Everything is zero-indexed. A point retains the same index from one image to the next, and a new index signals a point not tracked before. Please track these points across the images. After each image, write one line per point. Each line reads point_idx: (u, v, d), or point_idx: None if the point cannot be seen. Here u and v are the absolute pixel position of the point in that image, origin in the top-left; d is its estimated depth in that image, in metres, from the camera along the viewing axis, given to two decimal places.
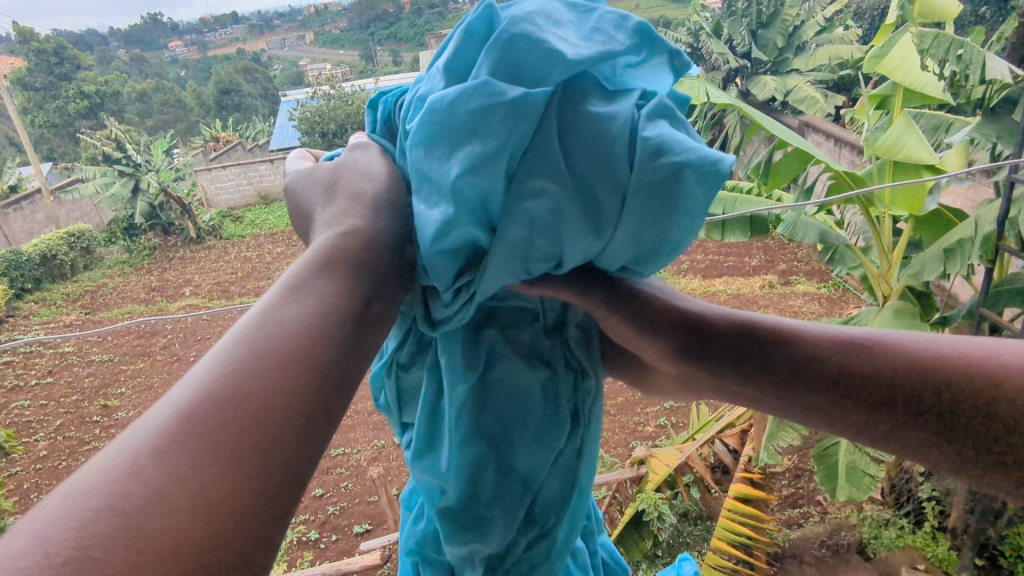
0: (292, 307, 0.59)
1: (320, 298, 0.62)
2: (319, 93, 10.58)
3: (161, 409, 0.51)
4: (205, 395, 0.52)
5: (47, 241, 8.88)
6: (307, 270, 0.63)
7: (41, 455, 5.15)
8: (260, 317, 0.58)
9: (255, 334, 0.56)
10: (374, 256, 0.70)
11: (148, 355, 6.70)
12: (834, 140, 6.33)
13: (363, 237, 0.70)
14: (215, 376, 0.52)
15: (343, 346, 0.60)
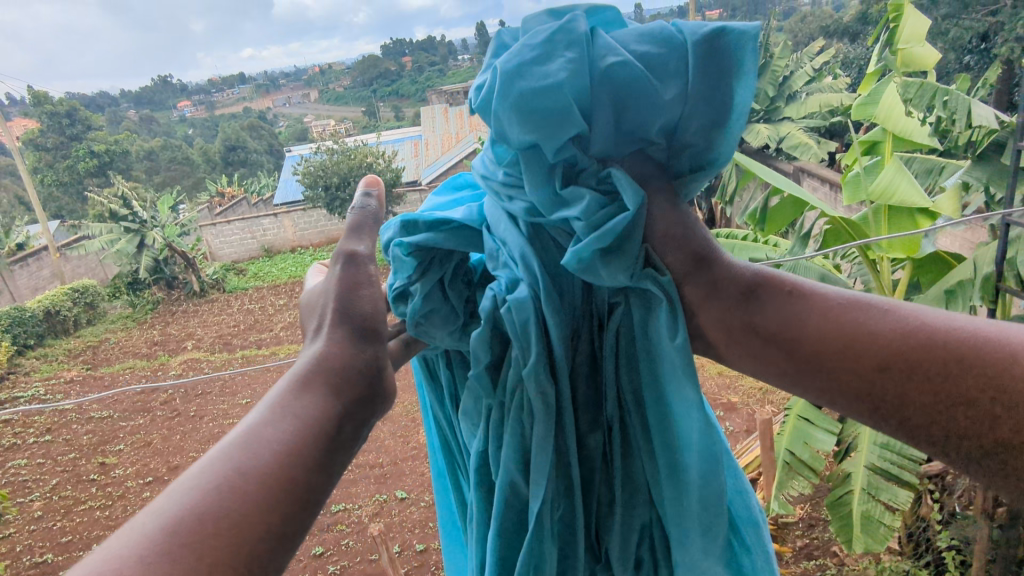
0: (281, 419, 0.68)
1: (304, 415, 0.69)
2: (322, 149, 10.92)
3: (156, 513, 0.58)
4: (197, 495, 0.60)
5: (52, 295, 8.95)
6: (292, 390, 0.71)
7: (35, 515, 5.00)
8: (254, 427, 0.66)
9: (240, 449, 0.64)
10: (351, 371, 0.77)
11: (148, 411, 6.64)
12: (829, 184, 6.42)
13: (341, 355, 0.77)
14: (202, 487, 0.60)
15: (320, 464, 0.66)
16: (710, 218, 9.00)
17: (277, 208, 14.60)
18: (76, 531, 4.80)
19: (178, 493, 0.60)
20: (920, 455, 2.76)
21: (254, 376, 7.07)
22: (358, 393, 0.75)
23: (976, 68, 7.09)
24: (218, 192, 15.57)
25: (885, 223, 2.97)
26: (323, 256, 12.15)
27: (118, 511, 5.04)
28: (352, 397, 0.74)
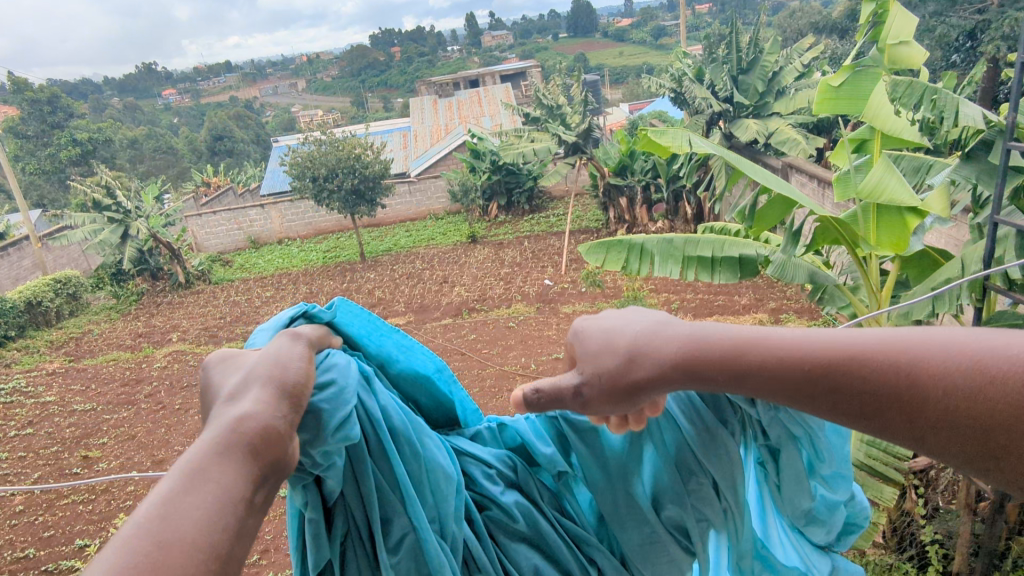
0: (201, 484, 0.66)
1: (222, 482, 0.67)
2: (310, 139, 10.76)
3: (111, 544, 0.57)
4: (137, 567, 0.55)
5: (33, 286, 9.17)
6: (208, 458, 0.68)
7: (16, 510, 4.95)
8: (166, 490, 0.63)
9: (146, 525, 0.59)
10: (271, 442, 0.75)
11: (131, 403, 6.48)
12: (817, 180, 6.47)
13: (263, 420, 0.76)
14: (120, 552, 0.56)
15: (241, 518, 0.66)
16: (700, 213, 9.12)
17: (262, 197, 14.46)
18: (60, 525, 4.70)
19: (101, 569, 0.54)
20: (908, 452, 2.65)
21: None
22: (275, 462, 0.75)
23: (962, 68, 7.16)
24: (203, 180, 15.36)
25: (873, 220, 2.95)
26: (310, 247, 12.02)
27: (102, 505, 4.91)
28: (265, 463, 0.73)
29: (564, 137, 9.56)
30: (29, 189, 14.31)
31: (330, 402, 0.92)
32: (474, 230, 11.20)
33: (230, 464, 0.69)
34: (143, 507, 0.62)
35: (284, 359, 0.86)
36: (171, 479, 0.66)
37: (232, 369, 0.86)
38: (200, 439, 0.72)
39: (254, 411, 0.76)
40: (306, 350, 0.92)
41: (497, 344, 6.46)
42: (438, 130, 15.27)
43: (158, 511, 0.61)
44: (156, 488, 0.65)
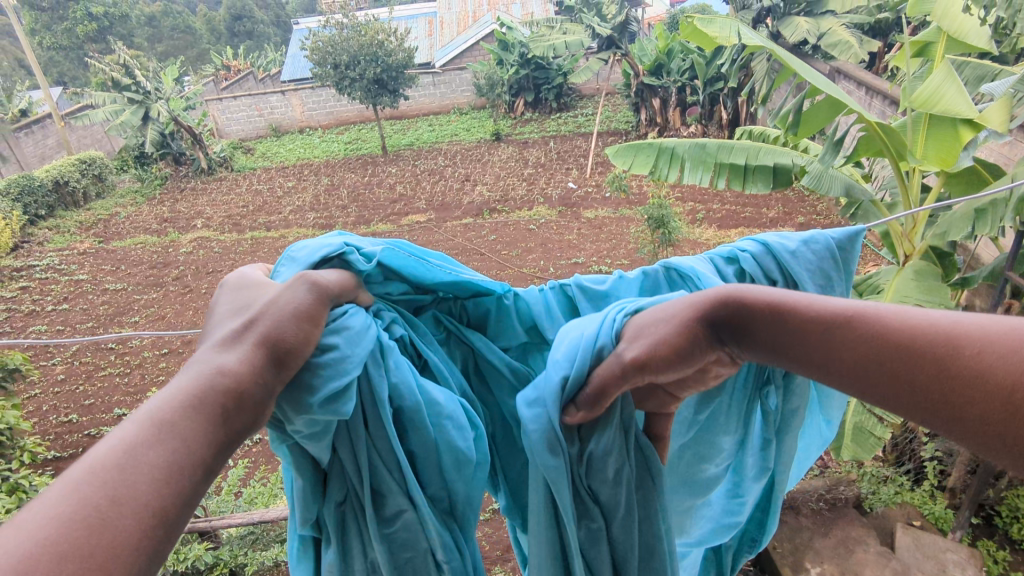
0: (170, 437, 0.65)
1: (190, 439, 0.66)
2: (332, 22, 10.26)
3: (65, 483, 0.58)
4: (73, 508, 0.56)
5: (59, 166, 9.24)
6: (183, 410, 0.68)
7: (58, 378, 5.28)
8: (132, 438, 0.63)
9: (105, 471, 0.60)
10: (243, 407, 0.73)
11: (160, 285, 6.68)
12: (866, 88, 6.07)
13: (237, 376, 0.73)
14: (74, 495, 0.57)
15: (202, 478, 0.66)
16: (736, 119, 8.71)
17: (283, 84, 14.06)
18: (99, 395, 5.01)
19: (41, 510, 0.55)
20: None
21: (263, 258, 7.05)
22: (247, 422, 0.73)
23: None
24: (223, 63, 14.94)
25: (925, 130, 2.80)
26: (332, 138, 11.82)
27: (137, 378, 5.18)
28: (236, 427, 0.71)
29: (599, 30, 8.98)
30: (49, 68, 14.07)
31: (331, 371, 0.86)
32: (498, 127, 10.86)
33: (196, 420, 0.68)
34: (102, 448, 0.62)
35: (275, 313, 0.82)
36: (131, 425, 0.65)
37: (236, 315, 0.86)
38: (174, 384, 0.71)
39: (237, 367, 0.74)
40: (313, 298, 0.85)
41: (517, 245, 6.43)
42: (465, 18, 14.45)
43: (114, 462, 0.61)
44: (119, 430, 0.65)
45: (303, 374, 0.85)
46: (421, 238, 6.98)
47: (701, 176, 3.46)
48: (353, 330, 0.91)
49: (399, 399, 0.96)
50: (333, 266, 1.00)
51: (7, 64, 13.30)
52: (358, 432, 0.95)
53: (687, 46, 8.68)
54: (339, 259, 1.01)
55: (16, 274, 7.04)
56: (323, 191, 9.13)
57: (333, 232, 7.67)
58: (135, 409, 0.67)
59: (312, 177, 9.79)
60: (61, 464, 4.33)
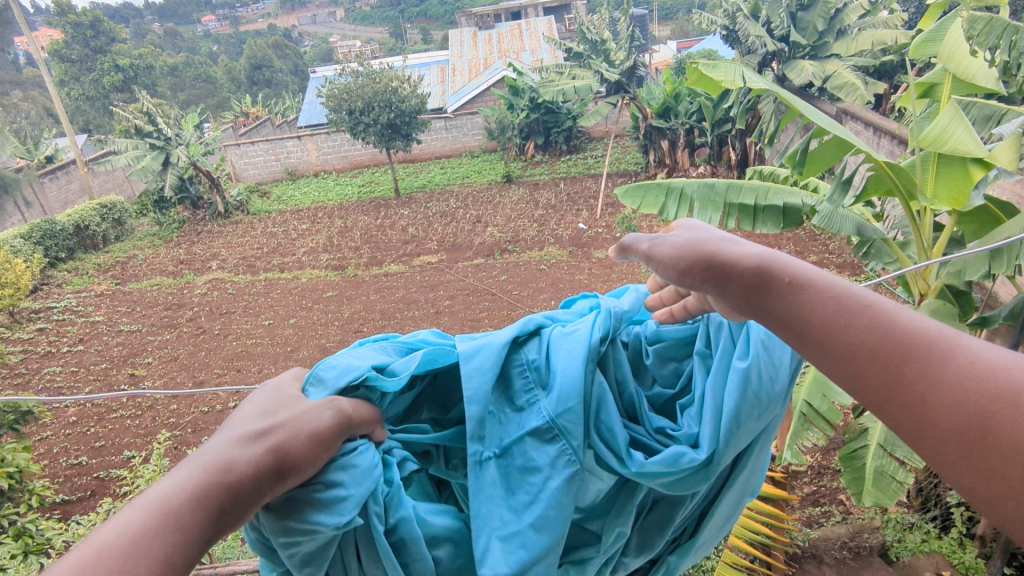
0: (168, 532, 0.68)
1: (188, 532, 0.69)
2: (347, 70, 10.58)
3: (70, 566, 0.62)
4: None
5: (80, 211, 9.48)
6: (186, 502, 0.70)
7: (71, 420, 5.29)
8: (137, 524, 0.67)
9: (107, 556, 0.63)
10: (241, 501, 0.74)
11: (174, 326, 6.72)
12: (874, 129, 6.12)
13: (245, 470, 0.76)
14: None
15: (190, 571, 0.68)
16: (744, 159, 8.79)
17: (300, 130, 14.44)
18: (110, 436, 5.00)
19: None
20: None
21: (276, 299, 7.11)
22: (243, 513, 0.75)
23: None
24: (242, 111, 15.47)
25: (934, 172, 2.81)
26: (346, 181, 12.05)
27: (148, 420, 5.16)
28: (233, 514, 0.73)
29: (606, 75, 9.17)
30: (74, 116, 14.57)
31: (326, 505, 0.84)
32: (509, 169, 11.00)
33: (198, 513, 0.70)
34: (109, 533, 0.66)
35: (299, 430, 0.84)
36: (139, 507, 0.69)
37: (260, 413, 0.87)
38: (183, 472, 0.73)
39: (247, 459, 0.77)
40: (333, 424, 0.88)
41: (528, 286, 6.44)
42: (477, 65, 14.86)
43: (118, 549, 0.64)
44: (125, 516, 0.68)
45: (299, 502, 0.85)
46: (432, 278, 7.02)
47: (710, 217, 3.45)
48: (359, 468, 0.89)
49: (402, 528, 0.92)
50: (357, 393, 0.99)
51: (36, 112, 13.82)
52: (350, 564, 0.92)
53: (693, 89, 8.85)
54: (365, 387, 0.99)
55: (35, 317, 7.15)
56: (336, 232, 9.25)
57: (344, 272, 7.73)
58: (142, 497, 0.70)
59: (326, 219, 9.93)
60: (70, 507, 4.31)
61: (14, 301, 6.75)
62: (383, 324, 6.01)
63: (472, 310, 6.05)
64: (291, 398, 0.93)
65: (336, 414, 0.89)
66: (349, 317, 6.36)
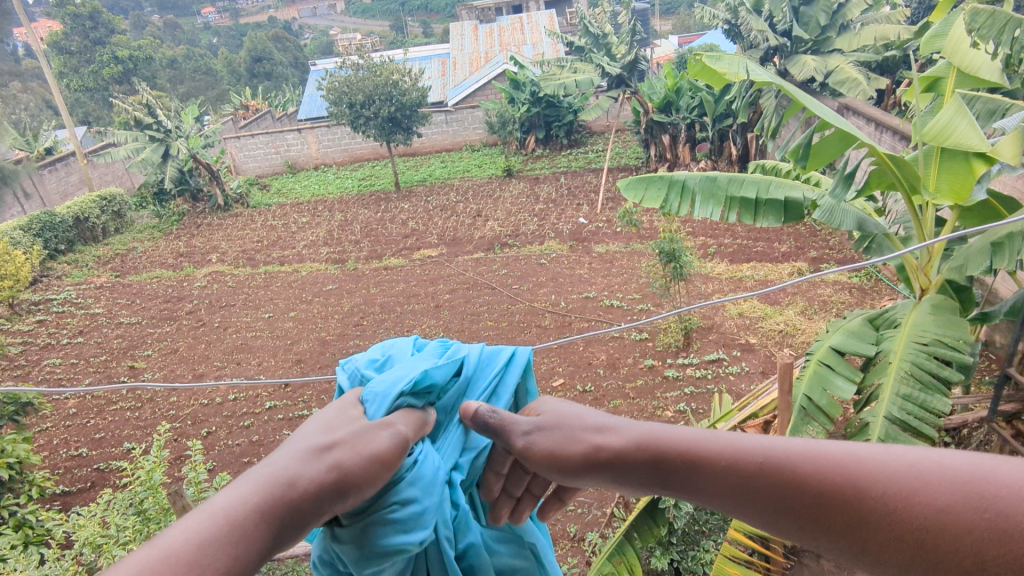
0: (229, 543, 0.65)
1: (246, 547, 0.66)
2: (348, 63, 10.53)
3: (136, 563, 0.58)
4: None
5: (80, 202, 9.46)
6: (250, 514, 0.69)
7: (71, 412, 5.30)
8: (201, 530, 0.64)
9: (173, 562, 0.60)
10: (295, 521, 0.73)
11: (174, 319, 6.72)
12: (875, 124, 6.10)
13: (302, 489, 0.74)
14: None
15: None
16: (745, 154, 8.77)
17: (300, 123, 14.40)
18: (110, 428, 5.00)
19: None
20: (944, 408, 2.44)
21: (275, 292, 7.11)
22: (294, 531, 0.73)
23: None
24: (242, 103, 15.41)
25: (937, 165, 2.80)
26: (346, 175, 12.04)
27: (148, 413, 5.17)
28: (284, 533, 0.72)
29: (608, 69, 9.13)
30: (74, 108, 14.51)
31: (400, 530, 0.88)
32: (510, 164, 10.98)
33: (260, 528, 0.69)
34: (175, 536, 0.63)
35: (363, 449, 0.83)
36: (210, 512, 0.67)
37: (317, 430, 0.85)
38: (238, 484, 0.71)
39: (325, 479, 0.78)
40: (392, 445, 0.87)
41: (528, 280, 6.42)
42: (478, 58, 14.81)
43: (184, 553, 0.61)
44: (189, 521, 0.65)
45: (374, 525, 0.87)
46: (432, 272, 7.01)
47: (712, 211, 3.44)
48: (424, 481, 0.92)
49: (471, 554, 1.01)
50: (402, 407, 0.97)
51: (35, 104, 13.79)
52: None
53: (695, 83, 8.81)
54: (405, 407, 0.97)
55: (33, 309, 7.14)
56: (336, 226, 9.23)
57: (344, 266, 7.72)
58: (203, 503, 0.68)
59: (326, 213, 9.91)
60: (69, 498, 4.32)
61: (13, 293, 6.74)
62: (383, 318, 6.01)
63: (472, 304, 6.04)
64: (345, 418, 0.91)
65: (396, 434, 0.88)
66: (349, 310, 6.35)
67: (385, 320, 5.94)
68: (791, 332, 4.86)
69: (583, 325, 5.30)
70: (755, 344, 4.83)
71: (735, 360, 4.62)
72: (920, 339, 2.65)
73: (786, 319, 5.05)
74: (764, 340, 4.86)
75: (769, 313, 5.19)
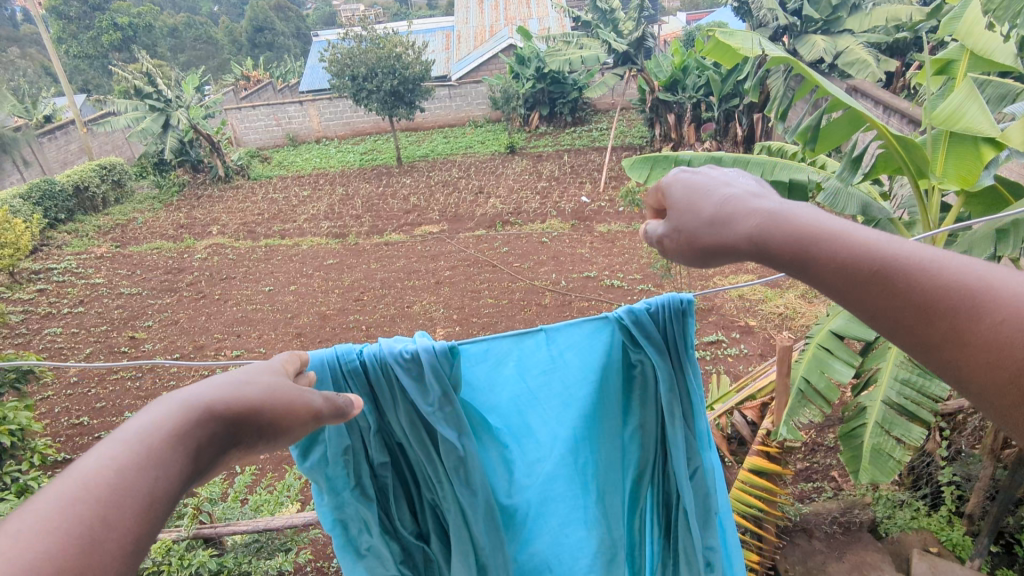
0: (148, 471, 0.66)
1: (171, 469, 0.68)
2: (351, 35, 10.38)
3: (49, 502, 0.58)
4: (55, 534, 0.56)
5: (79, 171, 9.41)
6: (163, 433, 0.70)
7: (72, 381, 5.33)
8: (110, 465, 0.64)
9: (86, 493, 0.60)
10: (211, 437, 0.76)
11: (174, 290, 6.73)
12: (883, 107, 6.04)
13: (217, 405, 0.77)
14: (53, 518, 0.56)
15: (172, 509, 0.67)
16: (751, 135, 8.70)
17: (301, 95, 14.26)
18: (110, 398, 5.04)
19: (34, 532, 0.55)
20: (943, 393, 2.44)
21: (276, 266, 7.10)
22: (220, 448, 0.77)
23: None
24: (243, 74, 15.23)
25: (945, 150, 2.76)
26: (347, 149, 11.95)
27: (148, 382, 5.20)
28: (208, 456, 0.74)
29: (615, 45, 9.00)
30: (74, 76, 14.37)
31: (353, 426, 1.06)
32: (513, 140, 10.90)
33: (178, 453, 0.70)
34: (88, 464, 0.63)
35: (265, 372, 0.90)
36: (75, 484, 0.61)
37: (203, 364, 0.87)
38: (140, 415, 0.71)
39: (217, 408, 0.77)
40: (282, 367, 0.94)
41: (529, 258, 6.41)
42: (482, 32, 14.59)
43: (100, 483, 0.62)
44: (102, 448, 0.65)
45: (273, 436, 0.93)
46: (433, 248, 7.00)
47: None
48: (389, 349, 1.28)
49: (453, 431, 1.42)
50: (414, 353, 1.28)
51: (33, 72, 13.61)
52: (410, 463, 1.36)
53: (703, 62, 8.71)
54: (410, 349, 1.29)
55: (34, 278, 7.14)
56: (337, 200, 9.18)
57: (345, 241, 7.71)
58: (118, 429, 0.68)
59: (327, 186, 9.86)
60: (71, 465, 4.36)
61: (13, 262, 6.72)
62: (383, 294, 6.02)
63: (473, 282, 6.04)
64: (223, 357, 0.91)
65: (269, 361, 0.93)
66: (348, 286, 6.35)
67: (386, 296, 5.92)
68: (791, 316, 4.86)
69: (583, 306, 5.31)
70: (755, 327, 4.84)
71: (734, 342, 4.63)
72: None
73: (786, 302, 5.06)
74: (763, 323, 4.86)
75: (769, 296, 5.18)
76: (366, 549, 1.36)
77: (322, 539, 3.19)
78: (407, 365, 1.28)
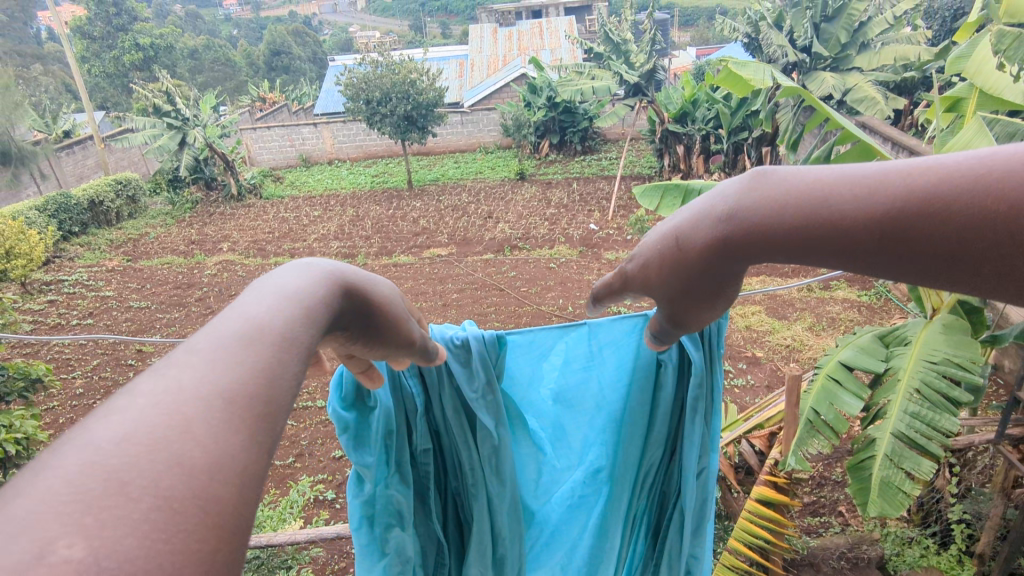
0: (291, 327, 0.62)
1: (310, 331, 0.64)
2: (368, 60, 10.60)
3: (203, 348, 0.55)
4: (215, 373, 0.53)
5: (95, 185, 9.56)
6: (301, 299, 0.66)
7: (77, 391, 5.34)
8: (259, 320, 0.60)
9: (240, 342, 0.57)
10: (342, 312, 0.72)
11: (183, 305, 6.77)
12: (892, 143, 6.10)
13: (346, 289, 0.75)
14: (212, 360, 0.53)
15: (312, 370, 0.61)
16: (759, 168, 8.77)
17: (316, 117, 14.50)
18: None
19: (195, 372, 0.52)
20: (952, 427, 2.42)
21: None
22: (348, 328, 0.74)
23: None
24: (259, 96, 15.51)
25: None
26: (359, 171, 12.10)
27: None
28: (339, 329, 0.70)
29: (626, 77, 9.15)
30: (94, 92, 14.67)
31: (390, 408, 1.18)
32: (523, 167, 11.02)
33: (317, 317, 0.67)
34: (249, 315, 0.60)
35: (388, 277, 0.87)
36: (239, 321, 0.59)
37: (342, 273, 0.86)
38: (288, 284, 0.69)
39: (350, 292, 0.77)
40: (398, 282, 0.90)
41: (536, 283, 6.44)
42: (495, 61, 14.88)
43: (250, 333, 0.58)
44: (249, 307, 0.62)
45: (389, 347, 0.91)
46: (441, 271, 7.04)
47: None
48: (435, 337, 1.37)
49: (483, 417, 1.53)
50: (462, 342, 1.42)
51: (55, 87, 13.90)
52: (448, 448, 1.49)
53: (712, 95, 8.83)
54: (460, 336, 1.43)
55: (46, 288, 7.21)
56: (347, 221, 9.28)
57: (354, 261, 7.76)
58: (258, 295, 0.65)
59: (337, 207, 9.96)
60: None
61: (26, 272, 6.80)
62: None
63: (480, 305, 6.06)
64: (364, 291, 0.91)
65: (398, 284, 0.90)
66: None
67: None
68: (798, 348, 4.84)
69: None
70: (761, 358, 4.82)
71: (740, 372, 4.61)
72: (930, 357, 2.63)
73: (793, 334, 5.05)
74: (770, 354, 4.85)
75: (776, 328, 5.17)
76: (390, 547, 1.43)
77: (322, 558, 3.16)
78: (456, 352, 1.41)
